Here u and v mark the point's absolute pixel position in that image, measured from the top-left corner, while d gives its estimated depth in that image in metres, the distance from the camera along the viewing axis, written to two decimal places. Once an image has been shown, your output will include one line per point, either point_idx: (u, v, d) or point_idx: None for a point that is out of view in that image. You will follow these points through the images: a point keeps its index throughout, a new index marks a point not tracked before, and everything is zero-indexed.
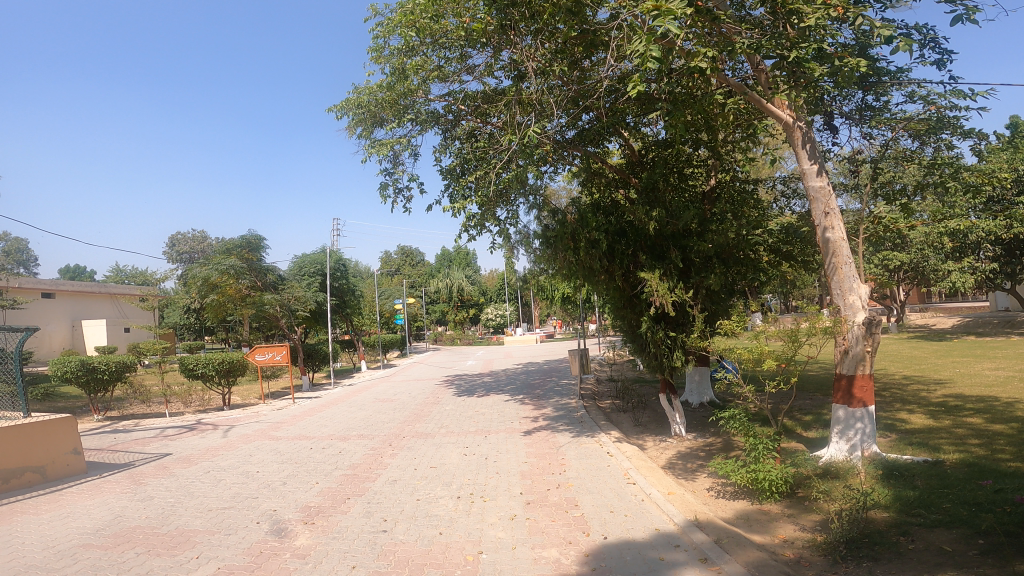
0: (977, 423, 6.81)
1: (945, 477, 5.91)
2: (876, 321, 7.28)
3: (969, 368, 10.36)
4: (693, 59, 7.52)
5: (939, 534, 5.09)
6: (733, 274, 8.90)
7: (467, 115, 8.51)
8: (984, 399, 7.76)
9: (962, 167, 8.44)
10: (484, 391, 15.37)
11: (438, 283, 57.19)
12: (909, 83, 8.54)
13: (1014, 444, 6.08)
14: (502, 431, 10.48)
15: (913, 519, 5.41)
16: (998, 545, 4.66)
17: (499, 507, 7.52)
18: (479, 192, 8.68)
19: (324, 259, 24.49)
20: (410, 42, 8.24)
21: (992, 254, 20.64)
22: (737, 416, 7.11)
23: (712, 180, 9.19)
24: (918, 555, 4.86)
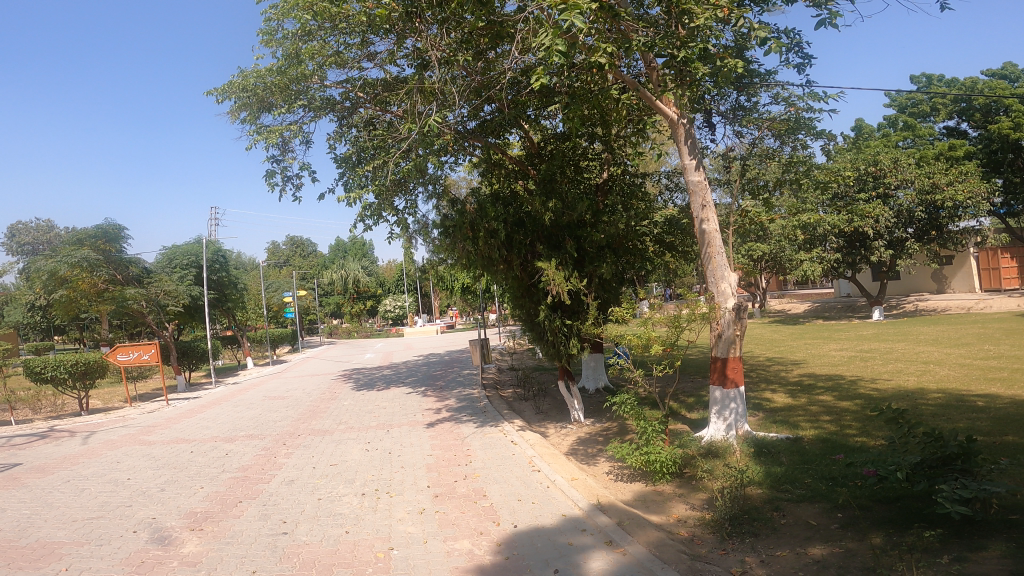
0: (828, 402, 8.31)
1: (805, 452, 7.12)
2: (744, 307, 8.23)
3: (818, 349, 12.06)
4: (593, 54, 7.70)
5: (804, 508, 6.07)
6: (623, 263, 9.52)
7: (366, 102, 9.19)
8: (833, 377, 9.40)
9: (814, 165, 9.51)
10: (383, 383, 15.27)
11: (331, 275, 54.55)
12: (776, 85, 9.34)
13: (857, 421, 7.54)
14: (405, 425, 10.91)
15: (783, 495, 6.38)
16: (853, 518, 5.66)
17: (406, 501, 7.61)
18: (376, 181, 9.25)
19: (198, 250, 22.20)
20: (307, 26, 8.33)
21: (837, 245, 23.03)
22: (628, 402, 7.77)
23: (606, 173, 9.77)
24: (790, 530, 5.73)
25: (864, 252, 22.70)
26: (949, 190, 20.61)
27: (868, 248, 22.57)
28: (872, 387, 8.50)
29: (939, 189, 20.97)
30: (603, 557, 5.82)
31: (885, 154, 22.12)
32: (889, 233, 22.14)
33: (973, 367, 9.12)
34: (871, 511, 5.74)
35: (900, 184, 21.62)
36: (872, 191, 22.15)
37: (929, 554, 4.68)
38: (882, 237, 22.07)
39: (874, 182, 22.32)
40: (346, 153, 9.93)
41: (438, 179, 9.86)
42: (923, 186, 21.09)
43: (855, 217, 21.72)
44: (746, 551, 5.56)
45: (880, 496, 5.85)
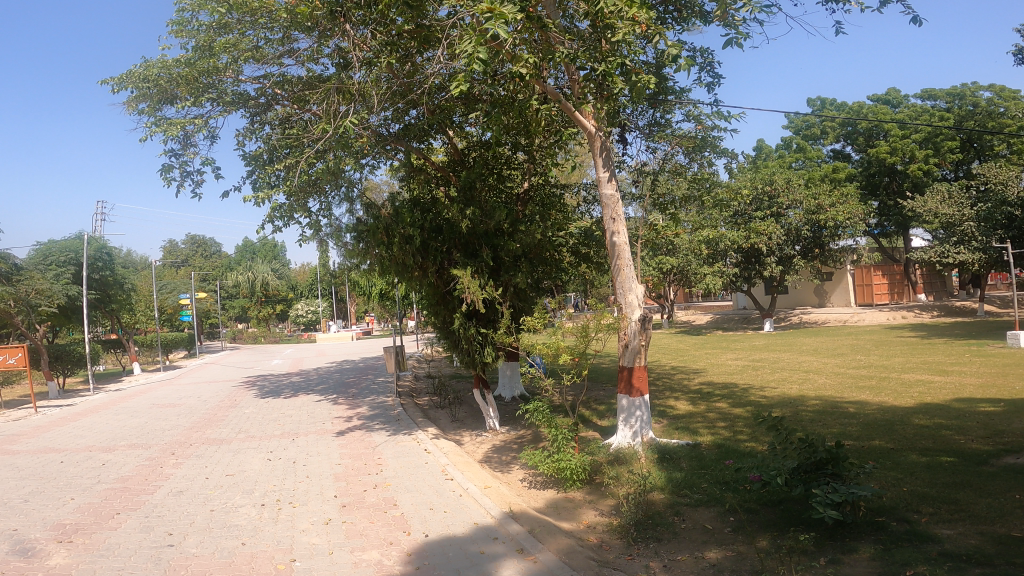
0: (724, 409, 8.91)
1: (702, 458, 7.62)
2: (648, 318, 8.65)
3: (717, 358, 12.90)
4: (515, 63, 7.90)
5: (701, 512, 6.50)
6: (540, 271, 10.13)
7: (285, 100, 9.77)
8: (728, 385, 10.14)
9: (717, 182, 10.06)
10: (291, 390, 14.79)
11: (237, 277, 51.77)
12: (690, 104, 9.78)
13: (748, 427, 8.17)
14: (312, 433, 10.64)
15: (682, 499, 6.79)
16: (744, 522, 6.12)
17: (311, 512, 7.40)
18: (288, 182, 9.80)
19: (77, 247, 20.80)
20: (223, 20, 8.90)
21: (736, 261, 24.58)
22: (540, 409, 8.03)
23: (528, 183, 10.38)
24: (689, 534, 6.11)
25: (758, 267, 24.32)
26: (831, 211, 22.65)
27: (760, 263, 24.25)
28: (761, 395, 9.23)
29: (823, 210, 22.99)
30: (513, 565, 5.90)
31: (779, 175, 23.86)
32: (780, 250, 23.76)
33: (847, 375, 10.10)
34: (757, 514, 6.24)
35: (790, 204, 23.35)
36: (765, 210, 23.81)
37: (807, 556, 5.14)
38: (774, 253, 23.61)
39: (769, 201, 24.03)
40: (256, 151, 10.32)
41: (352, 183, 9.82)
42: (810, 207, 22.97)
43: (751, 234, 23.28)
44: (649, 556, 5.85)
45: (766, 499, 6.37)
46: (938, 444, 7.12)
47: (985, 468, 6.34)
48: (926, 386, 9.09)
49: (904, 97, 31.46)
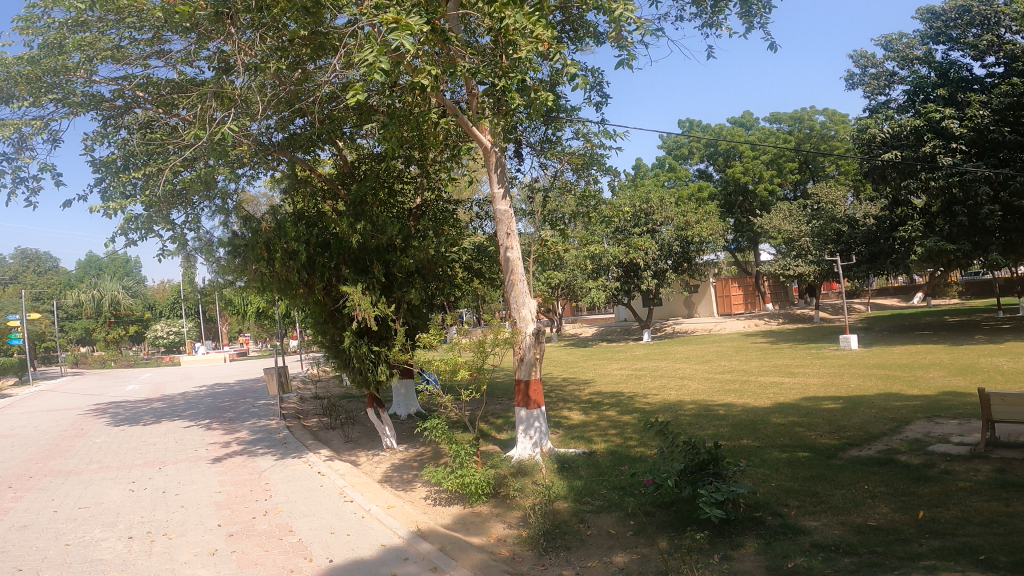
0: (614, 416, 10.12)
1: (598, 465, 8.48)
2: (542, 332, 9.07)
3: (604, 368, 13.71)
4: (418, 74, 8.02)
5: (603, 518, 6.97)
6: (433, 287, 10.39)
7: (148, 104, 9.00)
8: (616, 394, 11.17)
9: (601, 200, 10.67)
10: (150, 417, 13.49)
11: (79, 295, 45.70)
12: (579, 122, 10.16)
13: (636, 433, 9.45)
14: (182, 461, 9.80)
15: (585, 507, 7.25)
16: (643, 524, 6.66)
17: (192, 542, 6.71)
18: (146, 192, 8.95)
19: None
20: (80, 16, 8.09)
21: (617, 275, 26.02)
22: (437, 427, 8.05)
23: (420, 199, 10.88)
24: (596, 540, 6.50)
25: (637, 281, 25.97)
26: (697, 228, 24.92)
27: (638, 277, 25.95)
28: (645, 402, 10.34)
29: (691, 227, 25.16)
30: None
31: (654, 194, 25.74)
32: (655, 264, 25.62)
33: (715, 380, 11.21)
34: (653, 516, 6.82)
35: (663, 221, 25.24)
36: (642, 226, 25.58)
37: (703, 554, 5.72)
38: (651, 267, 25.50)
39: (644, 219, 25.82)
40: (107, 156, 9.32)
41: (228, 193, 9.27)
42: (680, 223, 25.07)
43: (631, 249, 24.88)
44: (561, 564, 6.13)
45: (660, 501, 6.98)
46: (794, 439, 8.29)
47: (834, 461, 7.56)
48: (779, 387, 10.38)
49: (755, 120, 35.09)
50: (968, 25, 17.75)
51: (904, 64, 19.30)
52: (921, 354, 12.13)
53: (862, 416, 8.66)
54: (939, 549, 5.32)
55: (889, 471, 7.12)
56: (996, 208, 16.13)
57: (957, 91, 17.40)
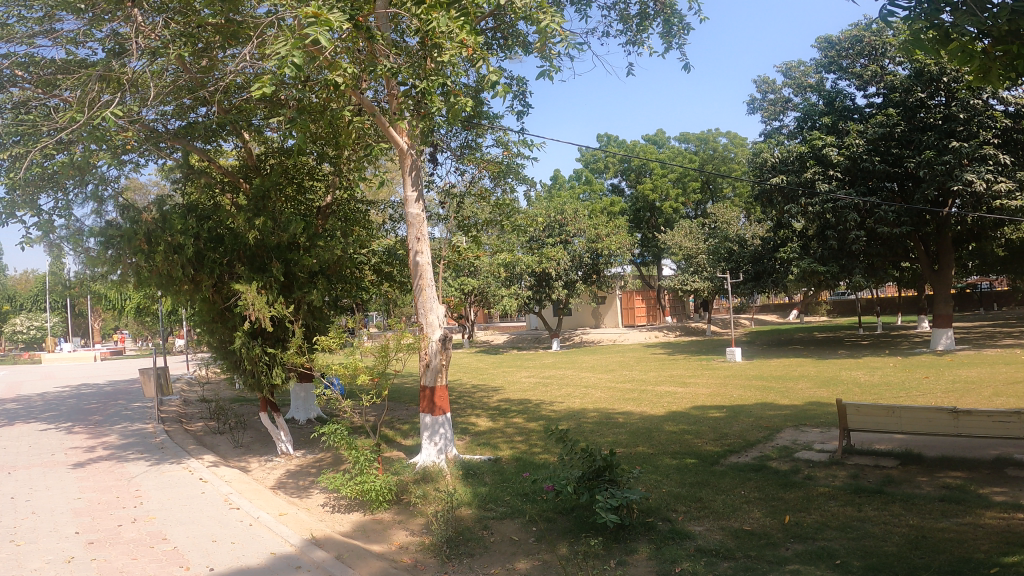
0: (520, 423, 10.50)
1: (502, 472, 8.68)
2: (448, 338, 9.26)
3: (511, 376, 13.95)
4: (334, 71, 8.01)
5: (506, 525, 7.10)
6: (339, 288, 10.58)
7: (27, 84, 8.33)
8: (522, 402, 11.53)
9: (514, 209, 10.65)
10: (3, 420, 12.31)
11: None
12: (501, 129, 9.91)
13: (541, 440, 9.87)
14: (37, 466, 9.06)
15: (489, 514, 7.40)
16: (544, 530, 6.85)
17: (46, 550, 6.23)
18: (9, 173, 8.26)
19: None
20: None
21: (529, 284, 26.26)
22: (338, 432, 7.93)
23: (330, 197, 10.76)
24: (499, 547, 6.59)
25: (548, 290, 26.20)
26: (607, 240, 25.67)
27: (550, 287, 26.24)
28: (551, 410, 10.71)
29: (601, 239, 25.96)
30: None
31: (568, 207, 26.53)
32: (565, 275, 26.09)
33: (616, 389, 11.65)
34: (554, 522, 7.03)
35: (575, 233, 26.14)
36: (556, 237, 26.24)
37: (599, 560, 5.93)
38: (561, 278, 25.97)
39: (558, 229, 26.60)
40: None
41: (104, 179, 8.71)
42: (591, 236, 25.84)
43: (543, 259, 25.29)
44: (464, 571, 6.17)
45: (562, 508, 7.19)
46: (683, 446, 8.76)
47: (716, 467, 8.09)
48: (672, 396, 10.92)
49: (666, 139, 36.76)
50: (858, 55, 19.24)
51: (799, 90, 20.77)
52: (793, 366, 13.12)
53: (742, 424, 9.24)
54: (802, 553, 5.81)
55: (763, 477, 7.69)
56: (861, 233, 17.30)
57: (840, 120, 18.66)
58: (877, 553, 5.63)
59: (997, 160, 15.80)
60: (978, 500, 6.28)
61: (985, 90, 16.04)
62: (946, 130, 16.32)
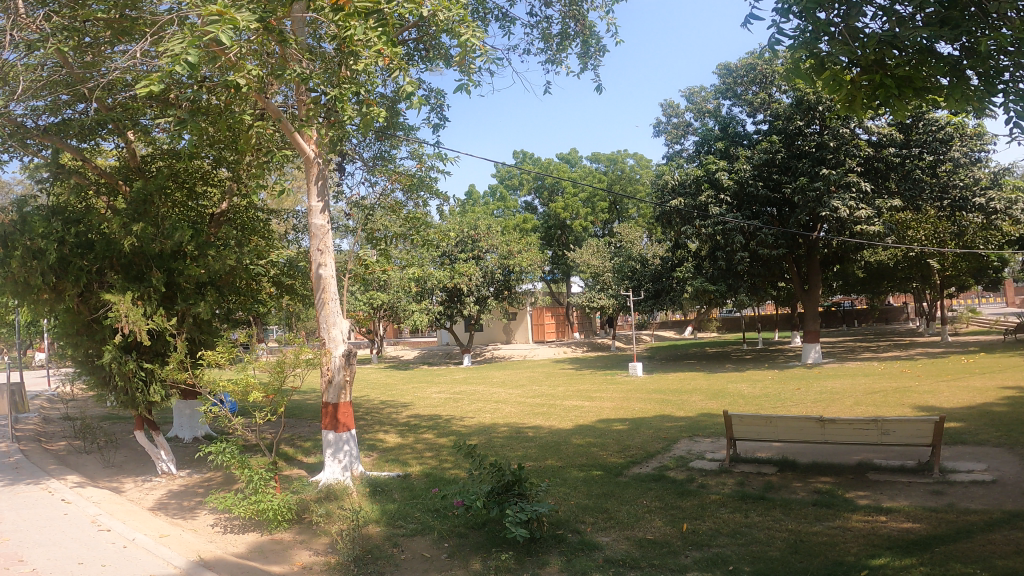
0: (430, 439, 10.60)
1: (411, 488, 8.74)
2: (351, 354, 9.34)
3: (421, 391, 14.07)
4: (236, 72, 7.52)
5: (417, 542, 7.15)
6: (229, 300, 10.17)
7: None
8: (432, 417, 11.66)
9: (428, 223, 10.50)
10: None
11: None
12: (416, 142, 9.55)
13: (451, 456, 10.00)
14: None
15: (399, 531, 7.45)
16: (457, 546, 6.95)
17: None
18: None
19: None
20: None
21: (440, 299, 26.40)
22: (227, 451, 7.70)
23: (226, 204, 10.12)
24: (410, 562, 6.64)
25: (460, 305, 26.53)
26: (519, 257, 26.49)
27: (462, 302, 26.55)
28: (461, 425, 10.89)
29: (512, 256, 26.73)
30: None
31: (481, 221, 26.90)
32: (477, 291, 26.44)
33: (526, 403, 11.99)
34: (465, 537, 7.16)
35: (487, 249, 26.64)
36: (468, 252, 26.66)
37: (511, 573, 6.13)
38: (473, 294, 26.28)
39: (471, 243, 26.97)
40: None
41: None
42: (503, 252, 26.55)
43: (454, 275, 25.56)
44: None
45: (473, 523, 7.34)
46: (589, 458, 9.17)
47: (621, 478, 8.54)
48: (579, 410, 11.34)
49: (578, 157, 38.16)
50: (751, 83, 20.65)
51: (699, 115, 22.18)
52: (689, 379, 14.07)
53: (643, 435, 9.81)
54: (699, 560, 6.31)
55: (662, 486, 8.23)
56: (746, 255, 19.17)
57: (731, 145, 20.13)
58: (765, 558, 6.21)
59: (858, 188, 17.52)
60: (845, 503, 7.07)
61: (852, 121, 17.77)
62: (818, 158, 18.07)
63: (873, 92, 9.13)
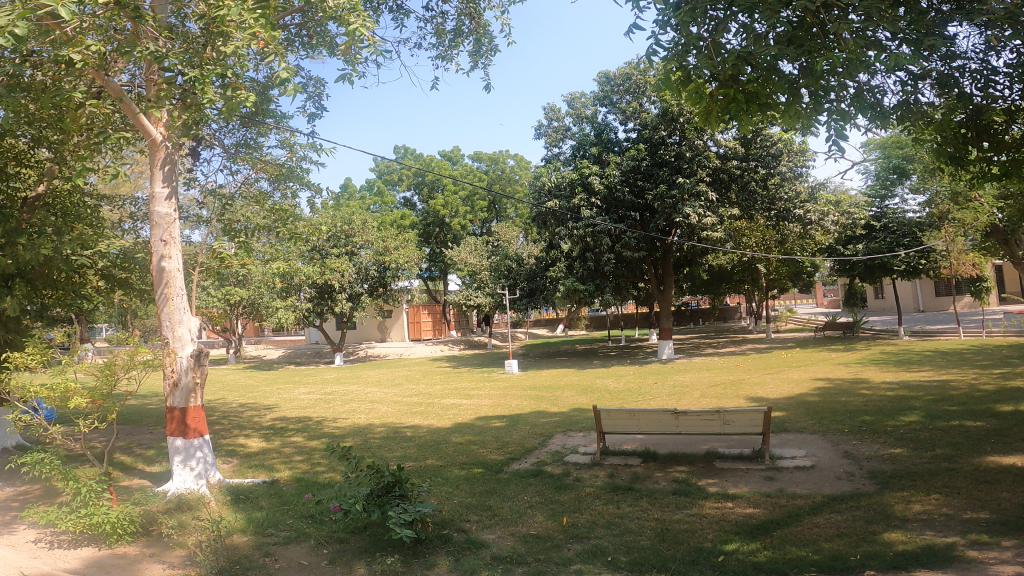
0: (299, 442, 10.34)
1: (281, 494, 8.37)
2: (202, 353, 8.40)
3: (290, 395, 14.27)
4: (68, 49, 6.03)
5: (294, 550, 6.89)
6: (44, 294, 8.62)
7: None
8: (300, 420, 11.59)
9: (295, 216, 10.05)
10: None
11: None
12: (287, 130, 8.91)
13: (321, 458, 9.78)
14: None
15: (271, 539, 7.14)
16: (337, 553, 6.77)
17: None
18: None
19: None
20: None
21: (309, 295, 28.83)
22: (49, 463, 6.61)
23: (43, 186, 8.53)
24: (283, 570, 6.41)
25: (330, 302, 28.95)
26: (394, 254, 29.47)
27: (332, 299, 28.97)
28: (333, 427, 10.82)
29: (389, 252, 29.66)
30: None
31: (357, 217, 29.52)
32: (350, 288, 29.01)
33: (402, 403, 12.26)
34: (346, 544, 6.96)
35: (362, 245, 29.29)
36: (342, 248, 29.13)
37: None
38: (345, 290, 28.77)
39: (344, 239, 29.31)
40: None
41: None
42: (378, 248, 29.36)
43: (326, 271, 27.84)
44: None
45: (353, 528, 7.20)
46: (470, 456, 9.52)
47: (501, 475, 9.01)
48: (457, 408, 11.61)
49: (461, 156, 41.75)
50: (625, 91, 21.54)
51: (578, 121, 22.67)
52: (560, 376, 15.24)
53: (521, 432, 10.44)
54: (580, 553, 6.80)
55: (541, 481, 8.85)
56: (611, 256, 20.63)
57: (603, 151, 21.19)
58: (638, 547, 6.84)
59: (706, 197, 19.36)
60: (699, 491, 8.16)
61: (707, 134, 19.73)
62: (676, 167, 19.87)
63: (727, 106, 9.97)
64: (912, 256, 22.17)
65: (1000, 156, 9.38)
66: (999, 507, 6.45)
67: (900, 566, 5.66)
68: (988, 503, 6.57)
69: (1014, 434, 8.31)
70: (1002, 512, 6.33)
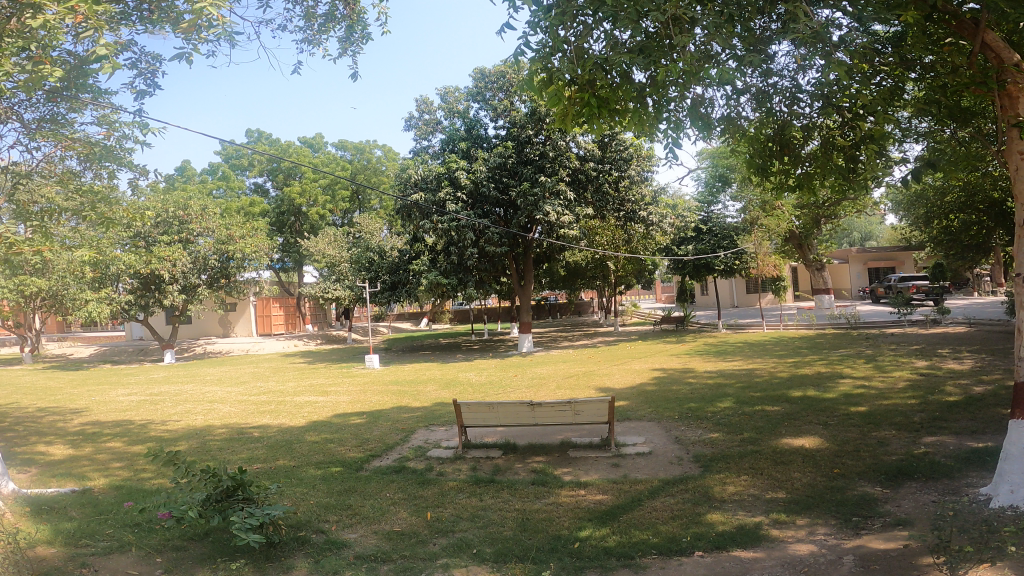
0: (117, 448, 9.26)
1: (97, 504, 7.33)
2: None
3: (107, 402, 13.13)
4: None
5: (115, 559, 5.94)
6: None
7: None
8: (119, 424, 10.44)
9: (108, 199, 9.37)
10: None
11: None
12: (105, 107, 7.65)
13: (148, 465, 8.81)
14: None
15: (86, 549, 6.09)
16: (172, 561, 5.93)
17: None
18: None
19: None
20: None
21: (131, 287, 27.07)
22: None
23: None
24: None
25: (156, 294, 27.33)
26: (238, 243, 28.54)
27: (158, 291, 27.39)
28: (160, 431, 9.88)
29: (232, 241, 28.59)
30: None
31: (195, 204, 28.34)
32: (183, 279, 27.54)
33: (248, 404, 11.62)
34: (184, 551, 6.13)
35: (200, 233, 28.10)
36: (176, 234, 27.75)
37: None
38: (176, 282, 27.31)
39: (178, 226, 27.92)
40: None
41: None
42: (220, 236, 28.31)
43: (153, 260, 26.30)
44: None
45: (191, 535, 6.41)
46: (326, 455, 9.23)
47: (360, 473, 8.82)
48: (312, 406, 11.45)
49: (323, 145, 41.69)
50: (499, 89, 22.05)
51: (450, 115, 22.78)
52: (421, 371, 15.42)
53: (380, 428, 10.33)
54: (445, 547, 6.70)
55: (402, 478, 8.81)
56: (474, 250, 21.15)
57: (472, 146, 21.92)
58: (501, 539, 6.90)
59: (566, 197, 20.31)
60: (554, 480, 8.65)
61: (569, 135, 20.86)
62: (539, 166, 20.71)
63: (581, 109, 10.02)
64: (728, 257, 25.33)
65: (798, 168, 10.13)
66: (792, 487, 7.56)
67: (721, 546, 6.25)
68: (784, 483, 7.69)
69: (802, 418, 10.04)
70: (795, 492, 7.42)
